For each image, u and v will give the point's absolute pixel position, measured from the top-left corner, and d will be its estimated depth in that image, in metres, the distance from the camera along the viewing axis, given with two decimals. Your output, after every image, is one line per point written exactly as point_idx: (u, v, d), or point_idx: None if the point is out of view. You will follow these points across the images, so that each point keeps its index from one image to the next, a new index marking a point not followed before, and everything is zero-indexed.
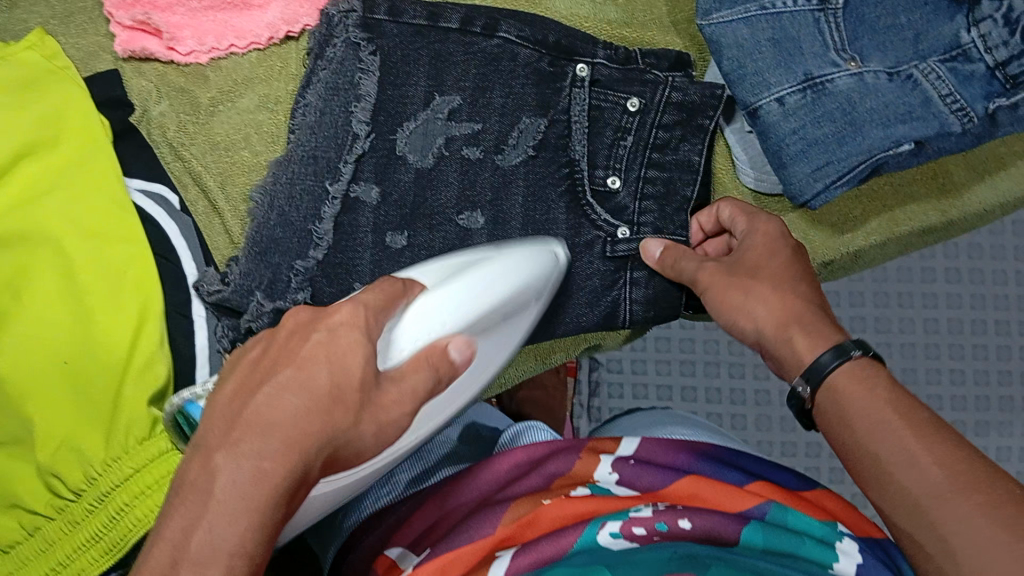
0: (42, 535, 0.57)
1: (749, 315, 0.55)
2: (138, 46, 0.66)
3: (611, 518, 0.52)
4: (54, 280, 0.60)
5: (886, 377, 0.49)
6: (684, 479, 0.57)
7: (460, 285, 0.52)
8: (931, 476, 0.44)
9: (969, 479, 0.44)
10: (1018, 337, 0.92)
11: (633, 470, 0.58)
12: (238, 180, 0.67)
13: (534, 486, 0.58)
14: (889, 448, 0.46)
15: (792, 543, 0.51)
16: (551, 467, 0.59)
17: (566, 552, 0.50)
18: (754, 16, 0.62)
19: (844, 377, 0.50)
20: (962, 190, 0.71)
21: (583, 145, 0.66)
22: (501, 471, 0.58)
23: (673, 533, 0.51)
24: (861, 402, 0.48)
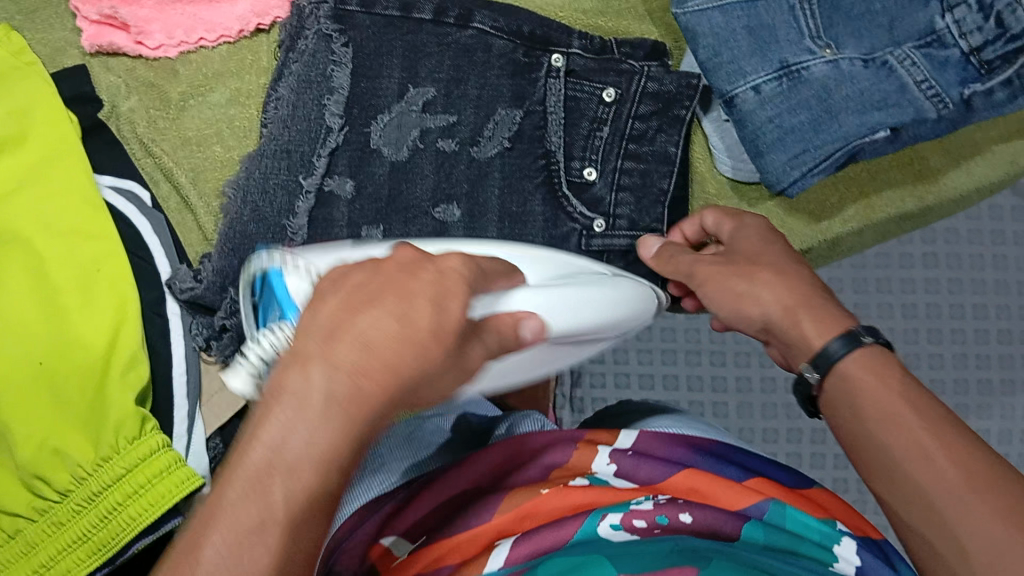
0: (23, 539, 0.55)
1: (755, 301, 0.53)
2: (105, 40, 0.65)
3: (612, 510, 0.52)
4: (25, 279, 0.59)
5: (897, 366, 0.48)
6: (683, 471, 0.57)
7: (575, 294, 0.49)
8: (944, 474, 0.43)
9: (981, 476, 0.42)
10: (994, 321, 0.93)
11: (631, 461, 0.58)
12: (211, 176, 0.66)
13: (531, 478, 0.59)
14: (901, 444, 0.45)
15: (793, 542, 0.52)
16: (548, 458, 0.59)
17: (565, 543, 0.50)
18: (728, 4, 0.62)
19: (851, 368, 0.48)
20: (939, 175, 0.70)
21: (559, 136, 0.66)
22: (499, 462, 0.59)
23: (673, 527, 0.52)
24: (874, 396, 0.47)
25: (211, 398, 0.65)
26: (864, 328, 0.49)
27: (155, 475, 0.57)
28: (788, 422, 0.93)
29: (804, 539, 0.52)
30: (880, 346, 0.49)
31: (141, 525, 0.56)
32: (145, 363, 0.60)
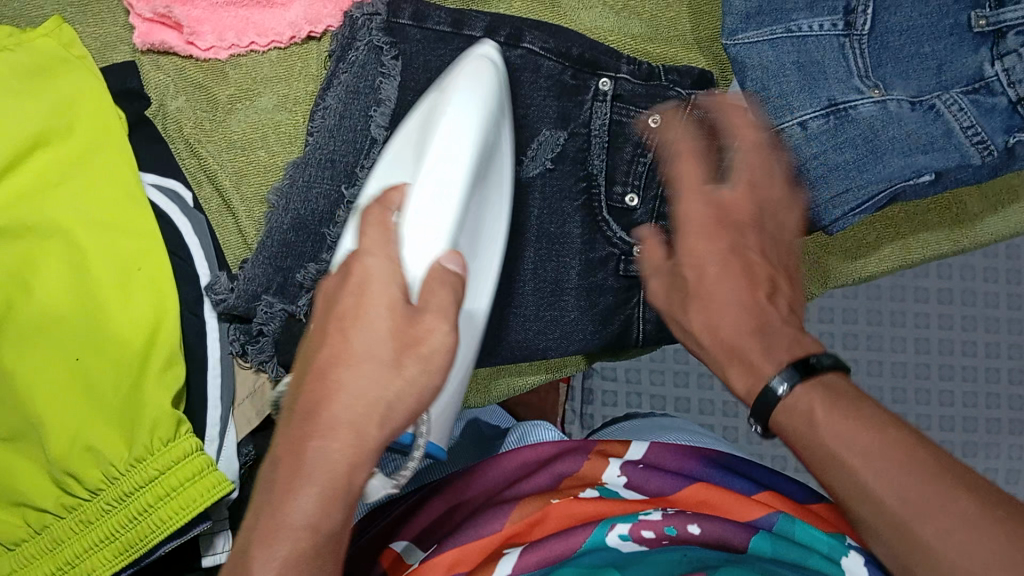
0: (49, 535, 0.56)
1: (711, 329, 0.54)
2: (157, 39, 0.65)
3: (620, 519, 0.56)
4: (64, 274, 0.59)
5: (821, 399, 0.48)
6: (692, 486, 0.61)
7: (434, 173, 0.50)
8: (887, 503, 0.44)
9: (917, 497, 0.44)
10: (1006, 360, 0.93)
11: (640, 474, 0.62)
12: (254, 180, 0.66)
13: (541, 485, 0.62)
14: (845, 485, 0.46)
15: (800, 555, 0.54)
16: (560, 467, 0.63)
17: (575, 551, 0.55)
18: (779, 39, 0.62)
19: (781, 416, 0.49)
20: (976, 221, 0.71)
21: (601, 159, 0.66)
22: (508, 468, 0.63)
23: (682, 537, 0.56)
24: (803, 439, 0.48)
25: (244, 401, 0.65)
26: (778, 374, 0.49)
27: (187, 478, 0.57)
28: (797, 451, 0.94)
29: (814, 552, 0.55)
30: (801, 384, 0.48)
31: (167, 531, 0.56)
32: (181, 365, 0.60)
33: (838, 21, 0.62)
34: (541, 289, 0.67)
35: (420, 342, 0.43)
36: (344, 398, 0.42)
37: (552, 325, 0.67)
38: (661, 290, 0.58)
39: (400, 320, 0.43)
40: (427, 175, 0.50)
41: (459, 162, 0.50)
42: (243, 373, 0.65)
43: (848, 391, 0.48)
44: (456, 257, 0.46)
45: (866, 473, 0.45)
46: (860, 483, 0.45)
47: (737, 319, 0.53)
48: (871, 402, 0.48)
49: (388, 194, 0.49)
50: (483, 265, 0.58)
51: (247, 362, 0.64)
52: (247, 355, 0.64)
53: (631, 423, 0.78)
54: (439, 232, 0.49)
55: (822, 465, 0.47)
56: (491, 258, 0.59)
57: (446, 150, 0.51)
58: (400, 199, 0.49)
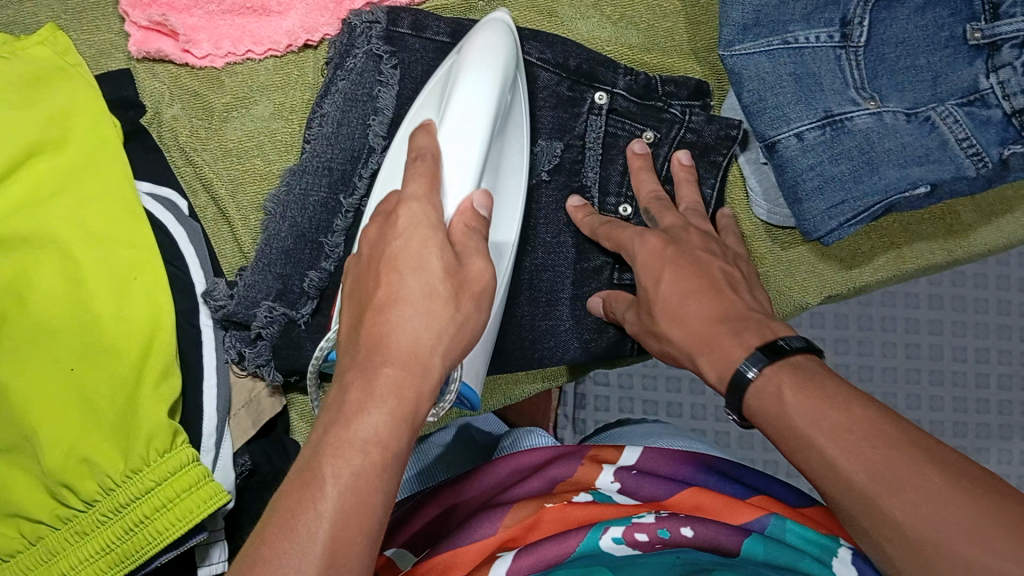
0: (44, 545, 0.56)
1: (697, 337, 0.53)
2: (153, 48, 0.65)
3: (613, 523, 0.56)
4: (59, 284, 0.58)
5: (788, 378, 0.47)
6: (685, 492, 0.61)
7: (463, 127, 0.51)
8: (852, 475, 0.43)
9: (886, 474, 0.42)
10: (995, 365, 0.94)
11: (635, 479, 0.62)
12: (250, 188, 0.66)
13: (534, 489, 0.63)
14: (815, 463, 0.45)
15: (793, 557, 0.54)
16: (553, 471, 0.63)
17: (567, 556, 0.55)
18: (776, 50, 0.62)
19: (754, 400, 0.49)
20: (970, 231, 0.71)
21: (595, 171, 0.66)
22: (502, 474, 0.64)
23: (676, 540, 0.55)
24: (773, 419, 0.47)
25: (240, 410, 0.65)
26: (745, 359, 0.49)
27: (183, 490, 0.56)
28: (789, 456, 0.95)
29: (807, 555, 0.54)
30: (768, 367, 0.48)
31: (165, 541, 0.56)
32: (177, 376, 0.60)
33: (834, 33, 0.62)
34: (536, 299, 0.67)
35: (470, 284, 0.45)
36: (397, 333, 0.43)
37: (547, 334, 0.67)
38: (644, 280, 0.58)
39: (421, 291, 0.44)
40: (452, 120, 0.51)
41: (479, 109, 0.52)
42: (239, 383, 0.65)
43: (817, 372, 0.48)
44: (486, 199, 0.49)
45: (834, 446, 0.44)
46: (828, 457, 0.44)
47: (713, 312, 0.53)
48: (836, 379, 0.47)
49: (417, 138, 0.50)
50: (507, 194, 0.60)
51: (243, 369, 0.65)
52: (242, 363, 0.64)
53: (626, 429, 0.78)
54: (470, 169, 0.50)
55: (795, 446, 0.46)
56: (516, 189, 0.61)
57: (468, 98, 0.52)
58: (431, 143, 0.50)
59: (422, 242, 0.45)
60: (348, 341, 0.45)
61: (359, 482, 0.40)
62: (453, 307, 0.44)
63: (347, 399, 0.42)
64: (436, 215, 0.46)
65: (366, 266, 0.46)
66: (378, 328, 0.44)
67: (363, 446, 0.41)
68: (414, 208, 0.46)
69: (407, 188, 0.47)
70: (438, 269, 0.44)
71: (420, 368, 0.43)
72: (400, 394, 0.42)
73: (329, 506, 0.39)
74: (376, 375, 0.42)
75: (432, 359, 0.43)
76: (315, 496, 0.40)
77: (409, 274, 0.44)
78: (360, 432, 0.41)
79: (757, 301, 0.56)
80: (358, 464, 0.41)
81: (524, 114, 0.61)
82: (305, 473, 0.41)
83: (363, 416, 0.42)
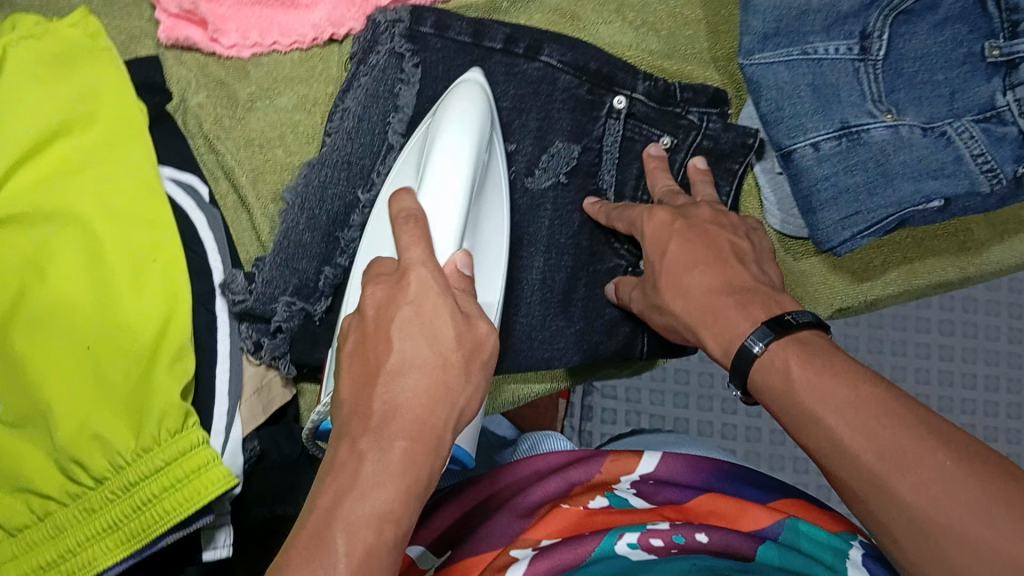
0: (52, 521, 0.56)
1: (719, 338, 0.54)
2: (182, 35, 0.66)
3: (628, 530, 0.58)
4: (82, 262, 0.59)
5: (795, 354, 0.49)
6: (700, 496, 0.63)
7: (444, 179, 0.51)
8: (863, 459, 0.44)
9: (896, 457, 0.43)
10: (1005, 395, 0.97)
11: (650, 487, 0.64)
12: (270, 178, 0.67)
13: (552, 490, 0.63)
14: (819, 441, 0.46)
15: (806, 564, 0.56)
16: (572, 474, 0.64)
17: (584, 559, 0.56)
18: (795, 60, 0.63)
19: (758, 375, 0.51)
20: (982, 249, 0.72)
21: (611, 174, 0.68)
22: (522, 475, 0.65)
23: (690, 545, 0.57)
24: (779, 396, 0.49)
25: (251, 396, 0.65)
26: (752, 335, 0.51)
27: (192, 470, 0.57)
28: (794, 475, 0.95)
29: (816, 563, 0.56)
30: (775, 341, 0.50)
31: (173, 521, 0.56)
32: (192, 358, 0.59)
33: (853, 46, 0.63)
34: (548, 300, 0.67)
35: (479, 347, 0.47)
36: (408, 400, 0.44)
37: (558, 333, 0.68)
38: (650, 252, 0.61)
39: (411, 333, 0.46)
40: (433, 180, 0.51)
41: (461, 163, 0.52)
42: (250, 371, 0.65)
43: (824, 348, 0.49)
44: (469, 260, 0.50)
45: (841, 427, 0.45)
46: (835, 437, 0.45)
47: (718, 283, 0.56)
48: (847, 360, 0.48)
49: (401, 201, 0.50)
50: (490, 247, 0.59)
51: (258, 359, 0.65)
52: (258, 353, 0.64)
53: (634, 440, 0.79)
54: (454, 226, 0.50)
55: (801, 424, 0.48)
56: (500, 243, 0.60)
57: (448, 152, 0.52)
58: (416, 205, 0.50)
59: (433, 309, 0.46)
60: (352, 402, 0.45)
61: (370, 554, 0.41)
62: (464, 375, 0.46)
63: (361, 465, 0.43)
64: (443, 277, 0.47)
65: (371, 333, 0.47)
66: (389, 396, 0.45)
67: (378, 521, 0.42)
68: (422, 274, 0.47)
69: (407, 254, 0.48)
70: (450, 337, 0.46)
71: (430, 438, 0.44)
72: (414, 464, 0.43)
73: (343, 566, 0.40)
74: (392, 447, 0.43)
75: (443, 431, 0.45)
76: (327, 561, 0.40)
77: (419, 344, 0.46)
78: (373, 506, 0.42)
79: (766, 274, 0.58)
80: (372, 540, 0.41)
81: (500, 167, 0.61)
82: (316, 535, 0.41)
83: (379, 489, 0.42)
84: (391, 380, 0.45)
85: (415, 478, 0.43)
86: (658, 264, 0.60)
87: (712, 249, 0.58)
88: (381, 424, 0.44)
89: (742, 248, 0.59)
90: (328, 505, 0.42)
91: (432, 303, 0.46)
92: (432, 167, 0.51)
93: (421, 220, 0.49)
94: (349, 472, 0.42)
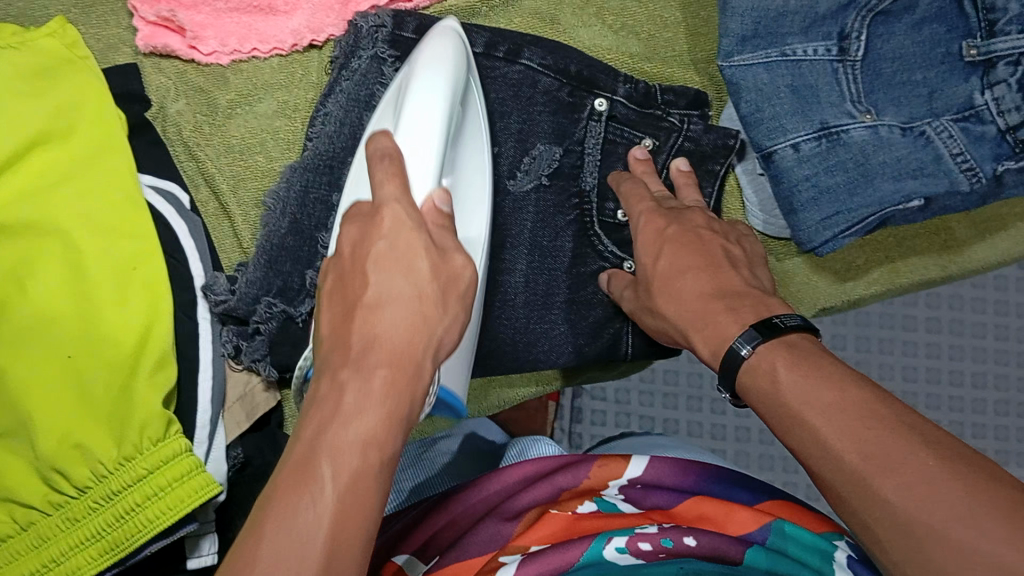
0: (35, 531, 0.56)
1: (706, 340, 0.54)
2: (160, 43, 0.66)
3: (617, 534, 0.59)
4: (61, 272, 0.59)
5: (783, 357, 0.49)
6: (689, 500, 0.62)
7: (418, 119, 0.52)
8: (846, 460, 0.44)
9: (880, 459, 0.43)
10: (993, 391, 0.97)
11: (639, 493, 0.64)
12: (251, 185, 0.67)
13: (540, 496, 0.63)
14: (803, 442, 0.46)
15: (794, 568, 0.57)
16: (560, 480, 0.63)
17: (573, 563, 0.57)
18: (774, 62, 0.63)
19: (746, 377, 0.51)
20: (964, 247, 0.72)
21: (593, 176, 0.67)
22: (510, 482, 0.64)
23: (678, 549, 0.58)
24: (765, 396, 0.49)
25: (234, 403, 0.65)
26: (740, 337, 0.52)
27: (176, 478, 0.56)
28: (783, 475, 0.95)
29: (803, 568, 0.57)
30: (761, 343, 0.50)
31: (158, 528, 0.56)
32: (174, 364, 0.60)
33: (831, 47, 0.63)
34: (532, 302, 0.67)
35: (456, 282, 0.46)
36: (387, 329, 0.43)
37: (543, 336, 0.68)
38: (644, 256, 0.61)
39: (387, 268, 0.45)
40: (407, 126, 0.52)
41: (434, 109, 0.53)
42: (234, 377, 0.66)
43: (811, 350, 0.50)
44: (447, 197, 0.50)
45: (828, 428, 0.45)
46: (820, 440, 0.45)
47: (710, 288, 0.56)
48: (836, 364, 0.48)
49: (376, 141, 0.49)
50: (472, 192, 0.59)
51: (239, 364, 0.65)
52: (238, 356, 0.65)
53: (623, 442, 0.79)
54: (430, 166, 0.51)
55: (784, 424, 0.48)
56: (481, 190, 0.60)
57: (422, 98, 0.53)
58: (393, 145, 0.49)
59: (407, 243, 0.45)
60: (331, 338, 0.45)
61: (356, 478, 0.40)
62: (442, 308, 0.45)
63: (343, 397, 0.41)
64: (416, 214, 0.46)
65: (348, 269, 0.46)
66: (367, 327, 0.44)
67: (362, 445, 0.41)
68: (396, 210, 0.46)
69: (381, 191, 0.47)
70: (426, 269, 0.45)
71: (410, 368, 0.43)
72: (395, 394, 0.42)
73: (329, 492, 0.39)
74: (371, 377, 0.42)
75: (423, 361, 0.44)
76: (313, 485, 0.39)
77: (395, 274, 0.44)
78: (358, 432, 0.41)
79: (756, 279, 0.59)
80: (357, 464, 0.40)
81: (483, 119, 0.62)
82: (300, 467, 0.40)
83: (363, 415, 0.41)
84: (368, 314, 0.44)
85: (397, 404, 0.42)
86: (650, 267, 0.60)
87: (703, 255, 0.58)
88: (359, 360, 0.43)
89: (734, 254, 0.60)
90: (304, 450, 0.40)
91: (407, 235, 0.45)
92: (404, 118, 0.52)
93: (395, 158, 0.48)
94: (329, 409, 0.41)
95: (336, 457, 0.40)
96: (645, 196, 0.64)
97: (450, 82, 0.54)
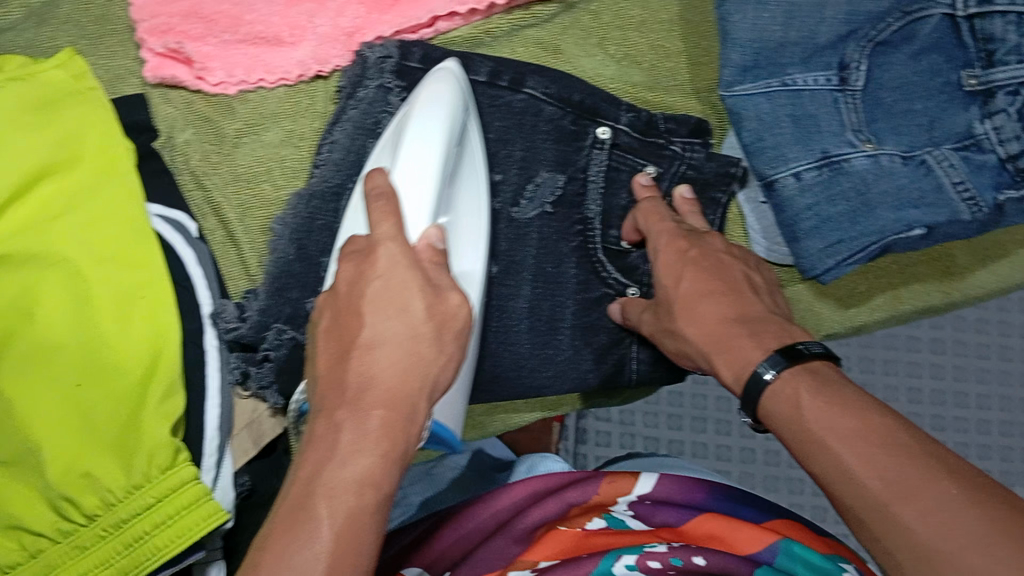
0: (44, 559, 0.56)
1: (729, 364, 0.55)
2: (167, 74, 0.67)
3: (626, 551, 0.59)
4: (69, 303, 0.59)
5: (806, 384, 0.50)
6: (696, 518, 0.63)
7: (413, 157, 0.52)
8: (868, 487, 0.44)
9: (901, 486, 0.43)
10: (997, 412, 0.97)
11: (648, 508, 0.64)
12: (258, 213, 0.67)
13: (550, 510, 0.63)
14: (824, 468, 0.47)
15: None
16: (569, 495, 0.64)
17: None
18: (775, 91, 0.64)
19: (767, 402, 0.51)
20: (966, 274, 0.73)
21: (597, 204, 0.68)
22: (520, 496, 0.65)
23: (687, 568, 0.58)
24: (787, 422, 0.50)
25: (241, 431, 0.66)
26: (763, 362, 0.52)
27: (184, 506, 0.57)
28: (789, 496, 0.95)
29: None
30: (787, 368, 0.51)
31: (164, 558, 0.57)
32: (181, 394, 0.60)
33: (832, 77, 0.63)
34: (536, 328, 0.68)
35: (449, 319, 0.48)
36: (382, 367, 0.46)
37: (549, 362, 0.68)
38: (664, 280, 0.61)
39: (380, 308, 0.47)
40: (403, 163, 0.52)
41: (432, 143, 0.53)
42: (241, 404, 0.66)
43: (833, 378, 0.50)
44: (442, 234, 0.51)
45: (850, 455, 0.45)
46: (843, 466, 0.45)
47: (733, 314, 0.57)
48: (854, 390, 0.49)
49: (374, 180, 0.51)
50: (470, 222, 0.60)
51: (246, 391, 0.65)
52: (246, 383, 0.65)
53: (627, 462, 0.79)
54: (425, 204, 0.52)
55: (806, 449, 0.48)
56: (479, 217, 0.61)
57: (420, 135, 0.53)
58: (388, 184, 0.51)
59: (401, 285, 0.48)
60: (330, 377, 0.47)
61: (354, 517, 0.42)
62: (435, 345, 0.47)
63: (340, 433, 0.44)
64: (410, 252, 0.49)
65: (343, 306, 0.48)
66: (362, 367, 0.46)
67: (358, 485, 0.43)
68: (390, 249, 0.48)
69: (378, 229, 0.49)
70: (420, 310, 0.47)
71: (406, 405, 0.46)
72: (391, 430, 0.45)
73: (327, 533, 0.42)
74: (368, 416, 0.44)
75: (418, 399, 0.46)
76: (311, 530, 0.42)
77: (390, 314, 0.47)
78: (354, 472, 0.43)
79: (777, 307, 0.60)
80: (353, 503, 0.43)
81: (478, 151, 0.62)
82: (300, 508, 0.43)
83: (358, 458, 0.44)
84: (364, 354, 0.46)
85: (392, 446, 0.45)
86: (671, 291, 0.60)
87: (725, 280, 0.59)
88: (358, 402, 0.45)
89: (753, 282, 0.60)
90: (303, 491, 0.43)
91: (401, 272, 0.48)
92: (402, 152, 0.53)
93: (390, 196, 0.50)
94: (326, 447, 0.44)
95: (334, 502, 0.43)
96: (666, 216, 0.64)
97: (445, 118, 0.54)
